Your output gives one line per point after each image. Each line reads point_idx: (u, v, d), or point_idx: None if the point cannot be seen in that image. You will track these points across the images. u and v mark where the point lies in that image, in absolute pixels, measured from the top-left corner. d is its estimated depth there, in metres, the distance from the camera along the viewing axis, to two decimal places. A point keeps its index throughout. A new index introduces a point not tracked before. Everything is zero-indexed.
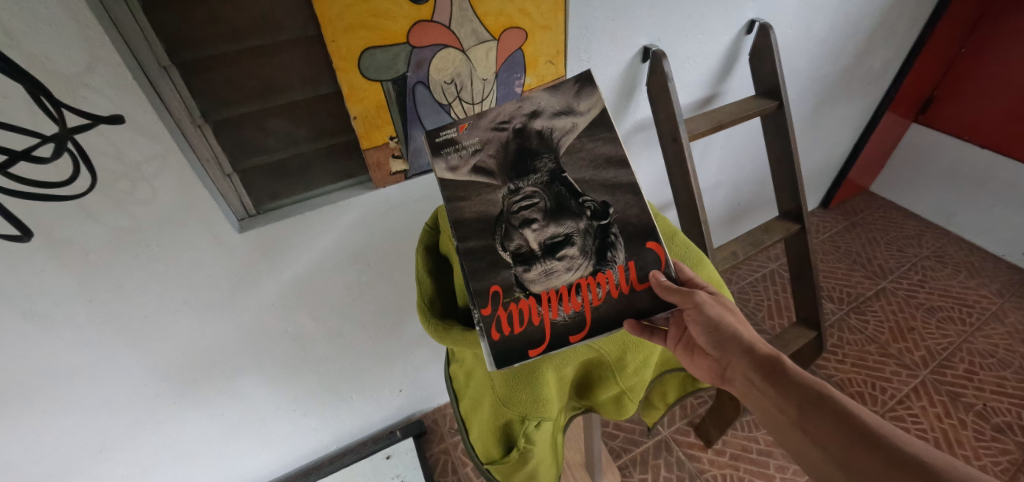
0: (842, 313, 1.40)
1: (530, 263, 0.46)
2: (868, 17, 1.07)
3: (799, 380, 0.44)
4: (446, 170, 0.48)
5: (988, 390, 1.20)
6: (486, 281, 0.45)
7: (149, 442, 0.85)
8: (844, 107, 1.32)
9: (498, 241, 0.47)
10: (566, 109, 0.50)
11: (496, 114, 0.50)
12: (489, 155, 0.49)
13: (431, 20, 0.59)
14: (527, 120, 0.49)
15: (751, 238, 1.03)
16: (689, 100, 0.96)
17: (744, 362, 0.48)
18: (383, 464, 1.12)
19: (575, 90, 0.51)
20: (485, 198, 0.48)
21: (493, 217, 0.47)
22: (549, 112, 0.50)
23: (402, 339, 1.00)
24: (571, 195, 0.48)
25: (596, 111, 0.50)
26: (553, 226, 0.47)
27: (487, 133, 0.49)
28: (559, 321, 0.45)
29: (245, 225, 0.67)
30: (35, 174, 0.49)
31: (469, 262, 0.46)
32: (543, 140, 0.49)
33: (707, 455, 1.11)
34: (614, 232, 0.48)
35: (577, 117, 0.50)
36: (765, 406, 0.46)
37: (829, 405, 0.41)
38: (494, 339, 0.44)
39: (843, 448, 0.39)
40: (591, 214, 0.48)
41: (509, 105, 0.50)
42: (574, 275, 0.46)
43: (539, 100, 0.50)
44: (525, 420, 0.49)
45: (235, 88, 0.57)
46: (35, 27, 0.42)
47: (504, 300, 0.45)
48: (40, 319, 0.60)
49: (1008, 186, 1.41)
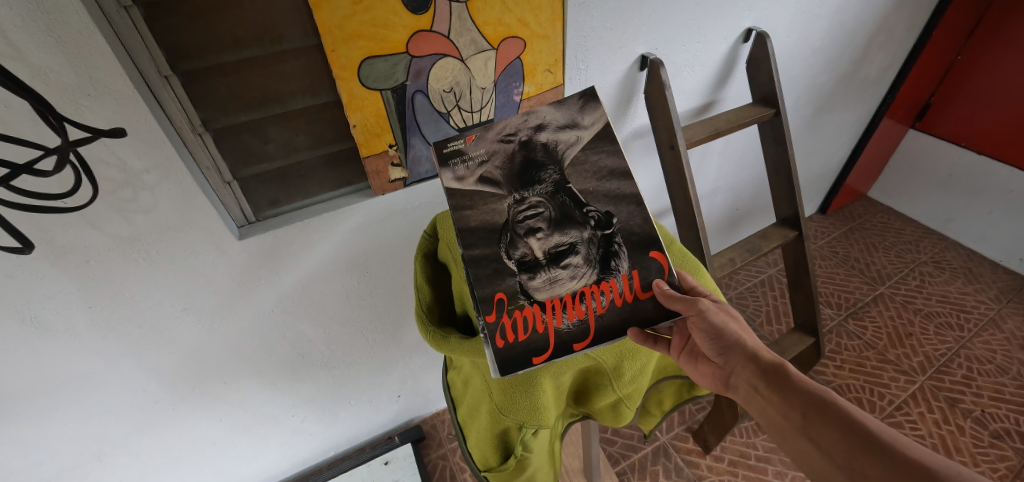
0: (840, 319, 1.41)
1: (534, 270, 0.47)
2: (864, 24, 1.08)
3: (802, 385, 0.44)
4: (453, 180, 0.48)
5: (987, 396, 1.20)
6: (491, 288, 0.46)
7: (147, 448, 0.85)
8: (841, 113, 1.32)
9: (503, 249, 0.47)
10: (570, 123, 0.51)
11: (503, 127, 0.51)
12: (495, 167, 0.49)
13: (430, 30, 0.59)
14: (532, 133, 0.50)
15: (749, 244, 1.04)
16: (687, 107, 0.97)
17: (749, 369, 0.48)
18: (381, 470, 1.12)
19: (579, 105, 0.52)
20: (490, 207, 0.48)
21: (499, 225, 0.48)
22: (554, 126, 0.51)
23: (401, 345, 1.00)
24: (575, 204, 0.49)
25: (599, 125, 0.51)
26: (557, 235, 0.48)
27: (493, 145, 0.50)
28: (563, 329, 0.45)
29: (245, 232, 0.67)
30: (38, 184, 0.49)
31: (473, 270, 0.46)
32: (549, 152, 0.50)
33: (705, 461, 1.11)
34: (618, 241, 0.48)
35: (581, 131, 0.51)
36: (770, 413, 0.45)
37: (834, 410, 0.41)
38: (499, 346, 0.44)
39: (849, 454, 0.39)
40: (595, 223, 0.48)
41: (515, 118, 0.51)
42: (579, 283, 0.46)
43: (545, 114, 0.51)
44: (522, 428, 0.49)
45: (236, 97, 0.58)
46: (38, 39, 0.43)
47: (509, 307, 0.45)
48: (39, 325, 0.61)
49: (1005, 192, 1.42)
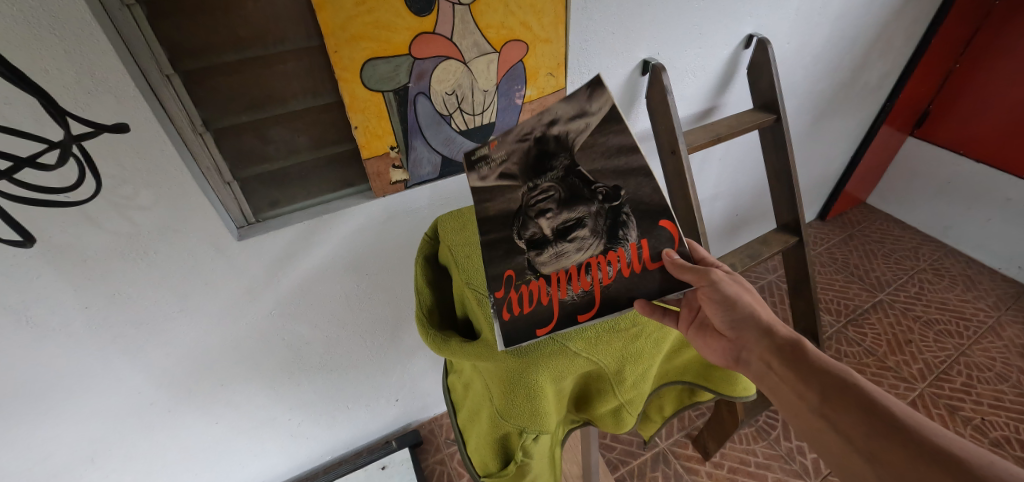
0: (839, 326, 1.40)
1: (542, 247, 0.47)
2: (863, 33, 1.09)
3: (818, 364, 0.44)
4: (477, 179, 0.47)
5: (986, 404, 1.20)
6: (501, 265, 0.47)
7: (140, 450, 0.84)
8: (840, 120, 1.33)
9: (515, 230, 0.47)
10: (581, 111, 0.45)
11: (518, 126, 0.46)
12: (513, 164, 0.46)
13: (433, 32, 0.59)
14: (545, 127, 0.45)
15: (750, 250, 1.03)
16: (689, 113, 0.97)
17: (762, 345, 0.47)
18: (378, 475, 1.10)
19: (589, 91, 0.45)
20: (507, 198, 0.47)
21: (511, 211, 0.47)
22: (565, 116, 0.45)
23: (399, 349, 0.99)
24: (585, 184, 0.45)
25: (609, 106, 0.45)
26: (566, 212, 0.46)
27: (510, 144, 0.46)
28: (568, 299, 0.46)
29: (244, 233, 0.67)
30: (39, 180, 0.49)
31: (486, 252, 0.47)
32: (561, 143, 0.45)
33: (705, 468, 1.10)
34: (627, 211, 0.46)
35: (590, 117, 0.45)
36: (784, 392, 0.45)
37: (850, 391, 0.41)
38: (505, 319, 0.46)
39: (862, 433, 0.39)
40: (603, 198, 0.46)
41: (528, 116, 0.45)
42: (585, 254, 0.46)
43: (557, 108, 0.45)
44: (523, 433, 0.49)
45: (238, 96, 0.58)
46: (39, 33, 0.42)
47: (516, 282, 0.47)
48: (35, 325, 0.60)
49: (1003, 200, 1.43)
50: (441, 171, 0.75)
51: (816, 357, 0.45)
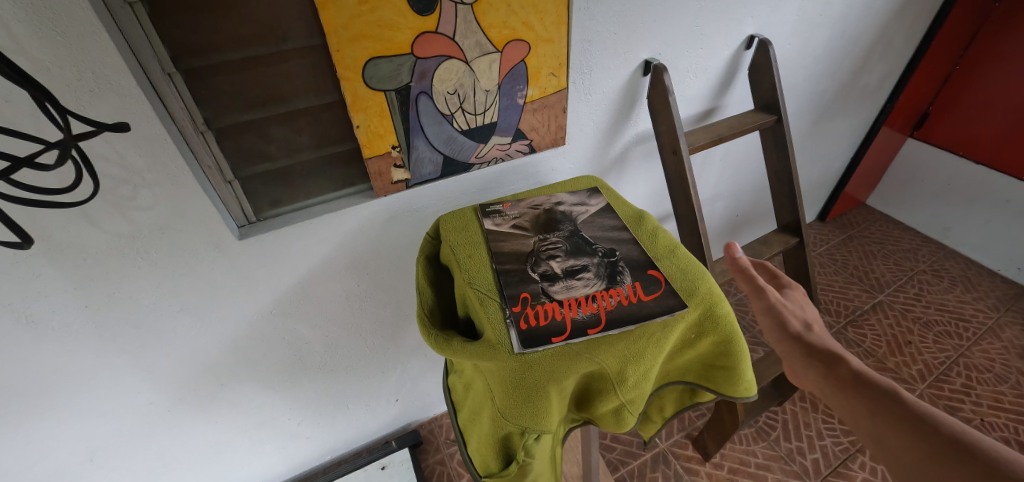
0: (839, 327, 1.40)
1: (554, 279, 0.55)
2: (863, 35, 1.09)
3: (873, 384, 0.47)
4: (492, 224, 0.64)
5: (986, 405, 1.20)
6: (517, 289, 0.54)
7: (139, 450, 0.84)
8: (840, 121, 1.33)
9: (529, 265, 0.57)
10: (581, 202, 0.68)
11: (531, 202, 0.68)
12: (524, 220, 0.65)
13: (435, 31, 0.59)
14: (552, 205, 0.67)
15: (750, 250, 1.02)
16: (689, 113, 0.97)
17: (813, 372, 0.52)
18: (378, 475, 1.10)
19: (588, 194, 0.70)
20: (521, 242, 0.61)
21: (525, 253, 0.59)
22: (568, 203, 0.68)
23: (398, 348, 0.99)
24: (586, 243, 0.60)
25: (603, 204, 0.68)
26: (572, 259, 0.58)
27: (524, 209, 0.67)
28: (579, 318, 0.50)
29: (245, 232, 0.67)
30: (38, 178, 0.48)
31: (504, 277, 0.55)
32: (566, 215, 0.65)
33: (705, 468, 1.10)
34: (621, 265, 0.57)
35: (589, 206, 0.68)
36: (849, 416, 0.48)
37: (907, 411, 0.44)
38: (522, 328, 0.49)
39: (919, 454, 0.42)
40: (602, 254, 0.59)
41: (540, 198, 0.69)
42: (591, 288, 0.54)
43: (562, 198, 0.69)
44: (525, 433, 0.48)
45: (240, 96, 0.58)
46: (39, 31, 0.42)
47: (532, 302, 0.52)
48: (35, 324, 0.60)
49: (1003, 202, 1.43)
50: (442, 171, 0.75)
51: (872, 376, 0.48)
